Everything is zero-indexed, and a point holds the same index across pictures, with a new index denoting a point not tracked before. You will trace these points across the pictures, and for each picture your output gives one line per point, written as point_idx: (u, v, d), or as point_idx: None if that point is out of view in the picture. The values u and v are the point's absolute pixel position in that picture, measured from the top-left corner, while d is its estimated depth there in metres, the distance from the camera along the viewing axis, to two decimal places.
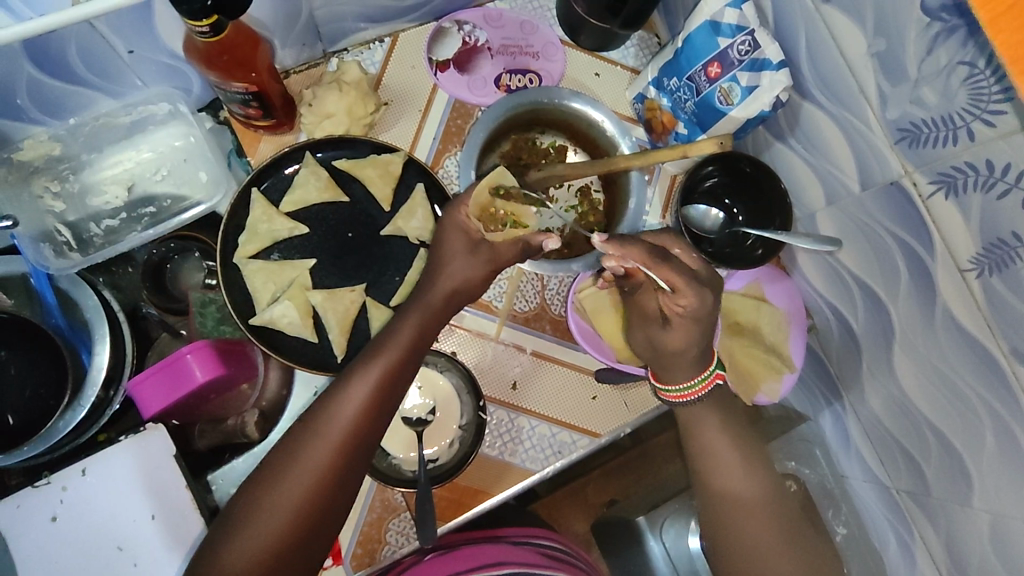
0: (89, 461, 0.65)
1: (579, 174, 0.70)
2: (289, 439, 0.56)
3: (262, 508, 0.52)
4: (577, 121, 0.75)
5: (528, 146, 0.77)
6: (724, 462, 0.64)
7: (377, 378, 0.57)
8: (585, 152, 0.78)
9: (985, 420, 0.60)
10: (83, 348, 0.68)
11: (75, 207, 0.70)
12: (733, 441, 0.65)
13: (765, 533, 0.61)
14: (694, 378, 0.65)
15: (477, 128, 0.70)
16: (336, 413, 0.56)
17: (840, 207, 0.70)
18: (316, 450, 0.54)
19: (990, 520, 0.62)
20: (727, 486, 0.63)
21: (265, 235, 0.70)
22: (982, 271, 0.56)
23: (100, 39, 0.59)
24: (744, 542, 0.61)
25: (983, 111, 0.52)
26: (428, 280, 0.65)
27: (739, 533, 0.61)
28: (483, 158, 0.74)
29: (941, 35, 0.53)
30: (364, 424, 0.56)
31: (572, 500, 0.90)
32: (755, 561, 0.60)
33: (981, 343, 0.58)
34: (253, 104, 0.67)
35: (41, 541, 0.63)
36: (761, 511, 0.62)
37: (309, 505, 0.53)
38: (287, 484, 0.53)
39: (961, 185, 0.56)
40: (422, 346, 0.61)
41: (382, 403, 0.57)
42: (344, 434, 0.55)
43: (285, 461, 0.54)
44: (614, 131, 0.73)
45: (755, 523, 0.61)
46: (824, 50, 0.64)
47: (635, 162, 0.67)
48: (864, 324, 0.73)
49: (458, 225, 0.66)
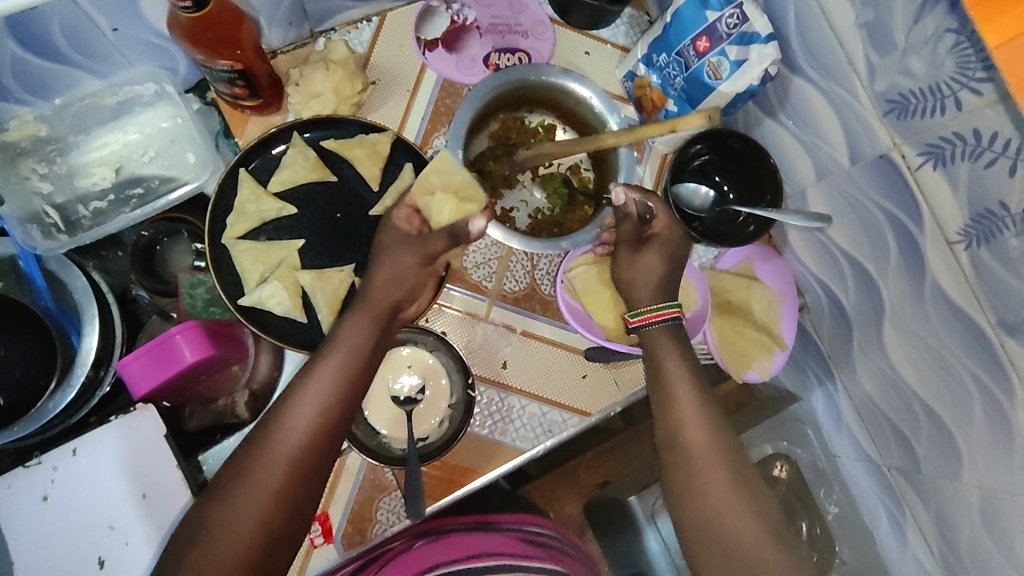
0: (80, 441, 0.65)
1: (569, 152, 0.69)
2: (258, 430, 0.55)
3: (234, 500, 0.50)
4: (565, 98, 0.75)
5: (517, 125, 0.78)
6: (678, 389, 0.60)
7: (346, 363, 0.58)
8: (574, 129, 0.78)
9: (974, 395, 0.60)
10: (72, 330, 0.69)
11: (63, 188, 0.70)
12: (692, 379, 0.60)
13: (715, 470, 0.56)
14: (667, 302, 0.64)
15: (465, 106, 0.70)
16: (307, 399, 0.55)
17: (830, 182, 0.69)
18: (291, 438, 0.53)
19: (979, 495, 0.62)
20: (682, 422, 0.58)
21: (252, 215, 0.69)
22: (970, 242, 0.56)
23: (83, 17, 0.58)
24: (696, 477, 0.56)
25: (970, 80, 0.52)
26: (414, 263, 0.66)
27: (690, 467, 0.56)
28: (471, 140, 0.75)
29: (927, 4, 0.52)
30: (337, 409, 0.56)
31: (564, 480, 0.92)
32: (701, 500, 0.55)
33: (970, 317, 0.58)
34: (239, 82, 0.66)
35: (31, 520, 0.63)
36: (713, 445, 0.57)
37: (287, 491, 0.52)
38: (263, 473, 0.51)
39: (949, 156, 0.55)
40: (384, 331, 0.62)
41: (352, 388, 0.57)
42: (318, 419, 0.55)
43: (257, 450, 0.53)
44: (602, 108, 0.73)
45: (708, 458, 0.56)
46: (813, 23, 0.63)
47: (624, 136, 0.65)
48: (855, 302, 0.73)
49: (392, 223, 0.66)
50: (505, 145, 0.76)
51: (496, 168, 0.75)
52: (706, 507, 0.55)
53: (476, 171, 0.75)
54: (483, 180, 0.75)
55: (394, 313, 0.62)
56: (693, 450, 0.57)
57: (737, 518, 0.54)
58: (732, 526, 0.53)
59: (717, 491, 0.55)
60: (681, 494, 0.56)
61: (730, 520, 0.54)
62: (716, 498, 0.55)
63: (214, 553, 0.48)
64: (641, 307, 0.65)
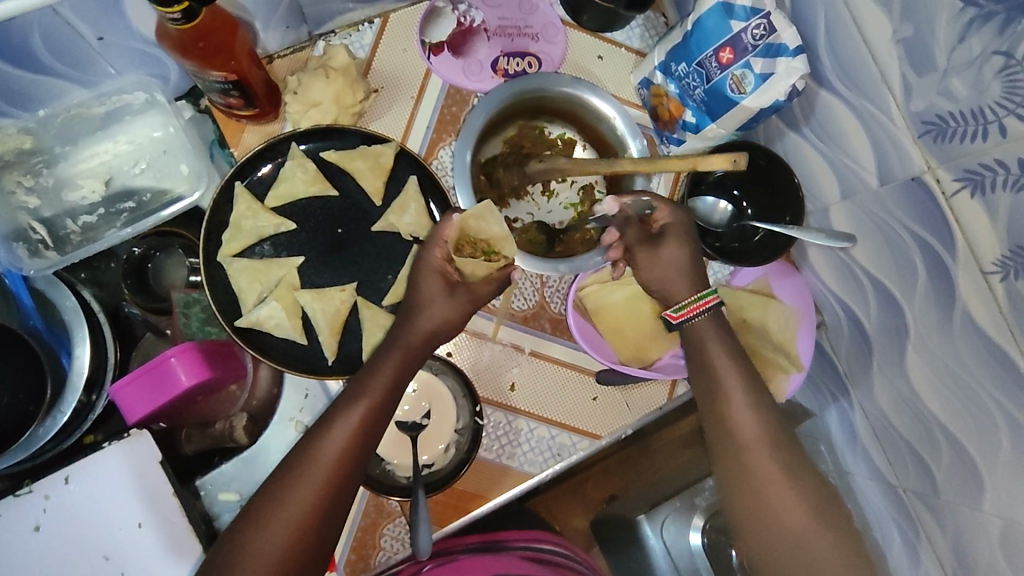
0: (72, 469, 0.63)
1: (585, 172, 0.65)
2: (287, 460, 0.54)
3: (258, 532, 0.50)
4: (588, 114, 0.71)
5: (534, 134, 0.74)
6: (730, 382, 0.59)
7: (351, 435, 0.54)
8: (595, 149, 0.75)
9: (1001, 426, 0.57)
10: (63, 351, 0.66)
11: (51, 202, 0.66)
12: (746, 379, 0.59)
13: (773, 472, 0.54)
14: (699, 291, 0.62)
15: (477, 112, 0.66)
16: (306, 475, 0.52)
17: (856, 202, 0.66)
18: (287, 515, 0.51)
19: (1001, 525, 0.59)
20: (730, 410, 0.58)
21: (249, 232, 0.66)
22: (1007, 274, 0.53)
23: (65, 26, 0.54)
24: (754, 477, 0.55)
25: (1017, 106, 0.48)
26: (414, 283, 0.63)
27: (745, 467, 0.55)
28: (485, 143, 0.72)
29: (975, 23, 0.49)
30: (334, 486, 0.53)
31: (571, 496, 0.87)
32: (760, 499, 0.54)
33: (1001, 348, 0.55)
34: (234, 93, 0.63)
35: (24, 550, 0.61)
36: (761, 432, 0.56)
37: (309, 525, 0.51)
38: (286, 506, 0.51)
39: (988, 184, 0.52)
40: (400, 390, 0.58)
41: (358, 455, 0.54)
42: (317, 497, 0.52)
43: (282, 483, 0.52)
44: (624, 130, 0.69)
45: (764, 462, 0.55)
46: (844, 34, 0.59)
47: (638, 167, 0.61)
48: (876, 321, 0.70)
49: (432, 266, 0.63)
50: (519, 154, 0.73)
51: (506, 177, 0.72)
52: (757, 499, 0.54)
53: (485, 175, 0.72)
54: (490, 186, 0.72)
55: (415, 352, 0.60)
56: (748, 449, 0.56)
57: (796, 520, 0.53)
58: (790, 529, 0.52)
59: (777, 496, 0.53)
60: (737, 493, 0.55)
61: (778, 515, 0.53)
62: (772, 497, 0.54)
63: None
64: (681, 299, 0.62)
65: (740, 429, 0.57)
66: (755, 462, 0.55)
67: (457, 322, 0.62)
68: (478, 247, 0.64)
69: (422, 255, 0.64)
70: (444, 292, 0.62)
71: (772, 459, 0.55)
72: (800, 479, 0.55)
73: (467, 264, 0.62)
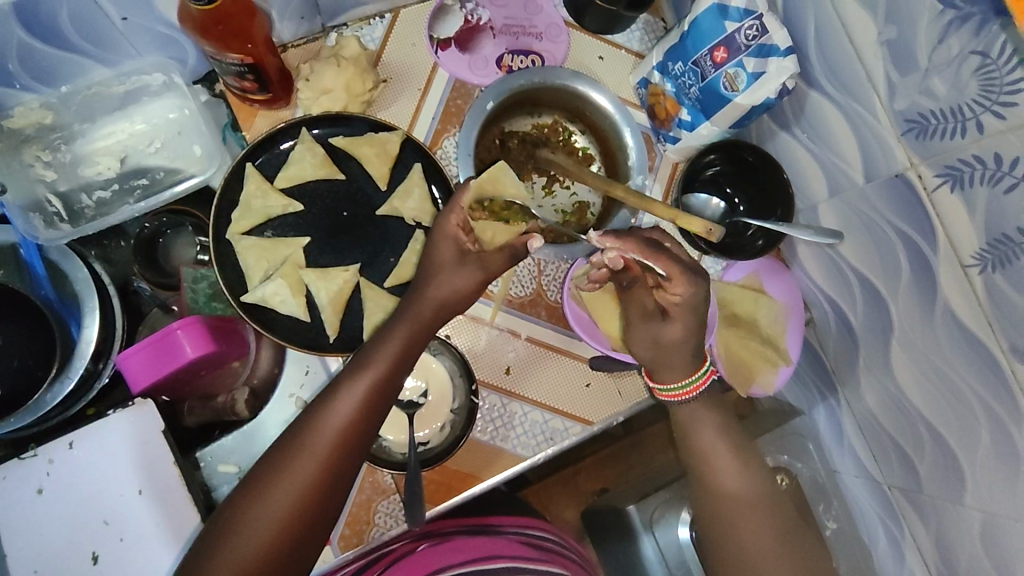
0: (77, 435, 0.64)
1: (581, 178, 0.70)
2: (294, 429, 0.56)
3: (263, 497, 0.52)
4: (613, 139, 0.75)
5: (562, 136, 0.78)
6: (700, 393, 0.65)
7: (355, 408, 0.56)
8: (607, 170, 0.78)
9: (981, 419, 0.59)
10: (73, 321, 0.68)
11: (67, 177, 0.69)
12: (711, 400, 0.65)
13: (733, 495, 0.61)
14: (688, 377, 0.64)
15: (513, 78, 0.71)
16: (308, 448, 0.54)
17: (843, 200, 0.69)
18: (288, 486, 0.53)
19: (982, 519, 0.61)
20: (696, 431, 0.64)
21: (258, 211, 0.68)
22: (985, 267, 0.55)
23: (92, 4, 0.57)
24: (717, 494, 0.61)
25: (994, 103, 0.50)
26: (431, 248, 0.66)
27: (712, 485, 0.62)
28: (512, 115, 0.76)
29: (953, 24, 0.51)
30: (337, 458, 0.54)
31: (562, 487, 0.92)
32: (724, 517, 0.60)
33: (981, 340, 0.57)
34: (248, 76, 0.65)
35: (28, 513, 0.63)
36: (726, 446, 0.63)
37: (314, 493, 0.53)
38: (292, 475, 0.53)
39: (967, 179, 0.54)
40: (408, 363, 0.60)
41: (363, 428, 0.56)
42: (320, 466, 0.54)
43: (288, 452, 0.54)
44: (635, 162, 0.73)
45: (726, 479, 0.61)
46: (833, 37, 0.62)
47: (628, 198, 0.67)
48: (863, 319, 0.72)
49: (446, 233, 0.65)
50: (538, 142, 0.76)
51: (516, 150, 0.76)
52: (725, 522, 0.60)
53: (500, 141, 0.76)
54: (500, 152, 0.76)
55: (418, 330, 0.61)
56: (716, 466, 0.62)
57: (757, 538, 0.59)
58: (751, 544, 0.59)
59: (737, 514, 0.60)
60: (706, 510, 0.62)
61: (742, 533, 0.59)
62: (738, 516, 0.60)
63: (233, 555, 0.50)
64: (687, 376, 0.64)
65: (706, 448, 0.63)
66: (719, 481, 0.62)
67: (467, 294, 0.63)
68: (503, 214, 0.70)
69: (436, 221, 0.67)
70: (455, 260, 0.64)
71: (735, 480, 0.61)
72: (762, 504, 0.60)
73: (486, 230, 0.68)
